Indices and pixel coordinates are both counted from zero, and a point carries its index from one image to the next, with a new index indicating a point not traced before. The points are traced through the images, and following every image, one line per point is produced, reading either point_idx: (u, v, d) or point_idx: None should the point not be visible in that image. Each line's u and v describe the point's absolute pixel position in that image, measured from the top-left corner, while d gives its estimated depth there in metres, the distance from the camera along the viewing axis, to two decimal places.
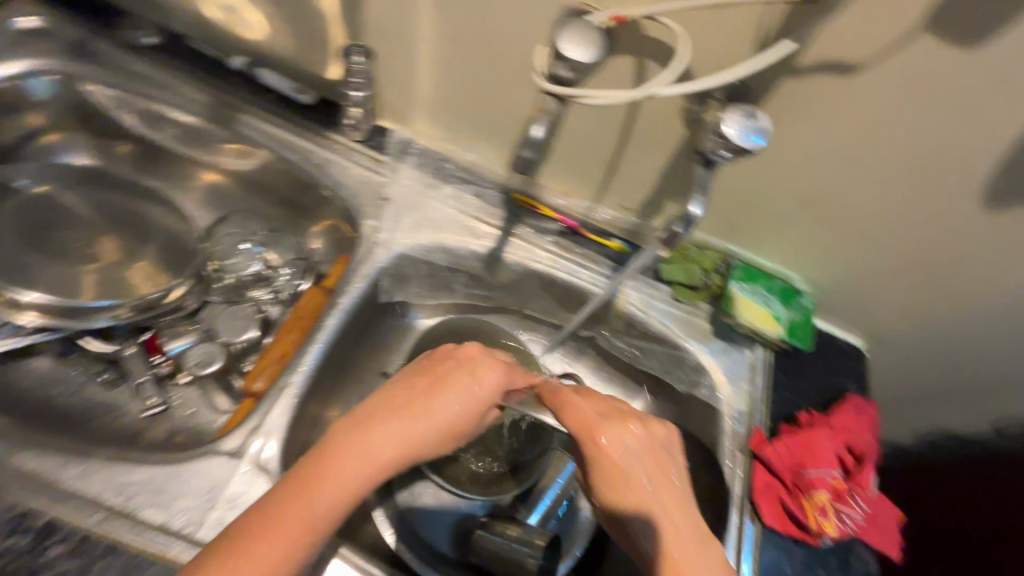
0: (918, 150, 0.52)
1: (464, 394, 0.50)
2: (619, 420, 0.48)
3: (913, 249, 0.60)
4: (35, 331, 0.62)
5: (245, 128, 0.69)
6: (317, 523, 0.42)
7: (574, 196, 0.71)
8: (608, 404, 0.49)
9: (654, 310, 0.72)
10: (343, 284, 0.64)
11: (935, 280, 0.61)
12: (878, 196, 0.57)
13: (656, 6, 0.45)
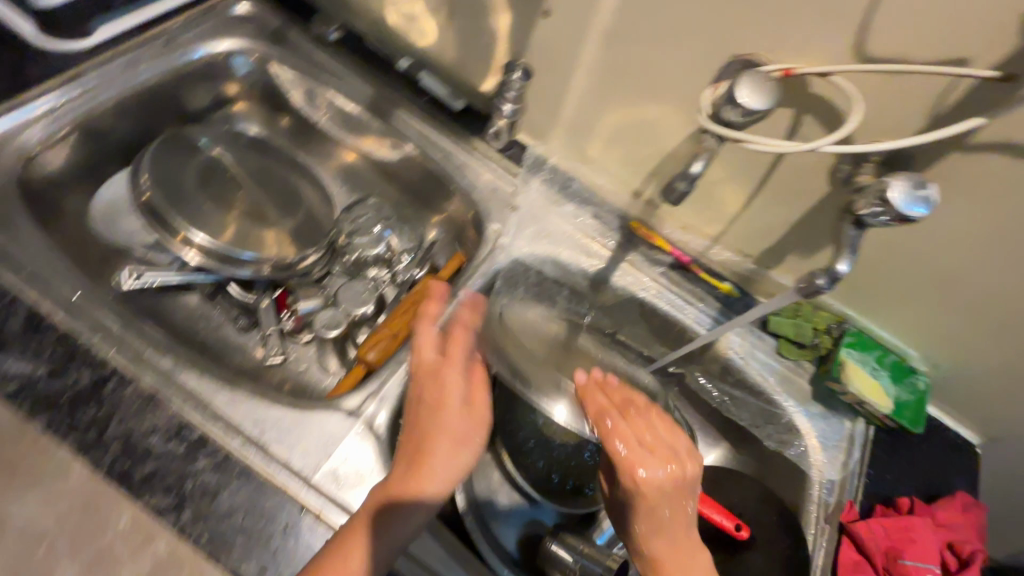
0: None
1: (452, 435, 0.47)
2: (652, 454, 0.48)
3: None
4: (195, 271, 0.71)
5: (399, 123, 0.76)
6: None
7: (691, 232, 0.71)
8: (646, 430, 0.49)
9: (755, 359, 0.71)
10: (463, 277, 0.69)
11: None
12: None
13: (831, 67, 0.46)
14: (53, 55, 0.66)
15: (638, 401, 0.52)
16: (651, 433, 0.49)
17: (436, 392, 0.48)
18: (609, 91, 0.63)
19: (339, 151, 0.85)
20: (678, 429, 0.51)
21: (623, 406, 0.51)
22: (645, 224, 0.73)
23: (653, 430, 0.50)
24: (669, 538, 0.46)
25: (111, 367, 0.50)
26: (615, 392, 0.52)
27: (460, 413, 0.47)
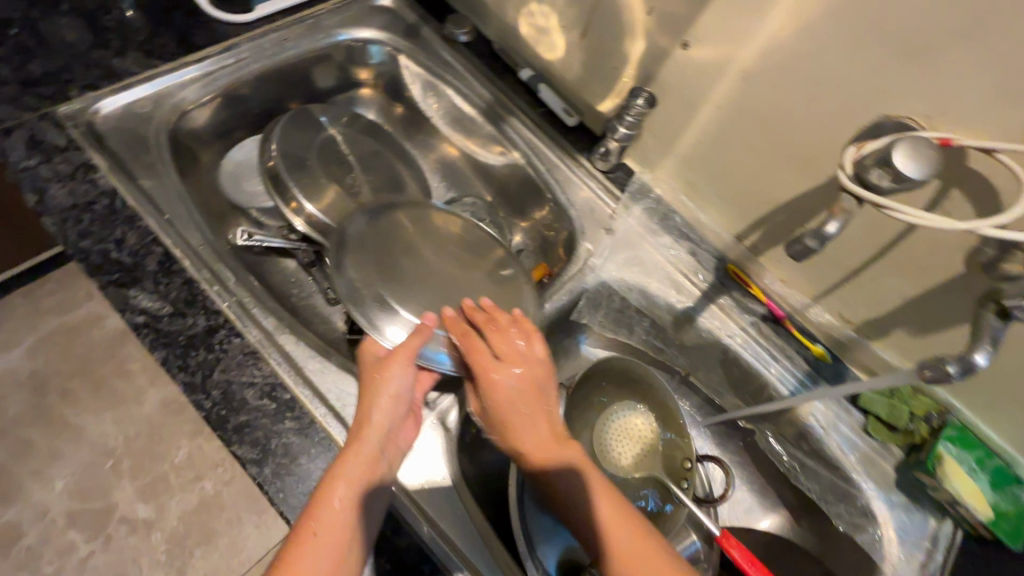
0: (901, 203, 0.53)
1: (385, 391, 0.52)
2: (507, 359, 0.56)
3: None
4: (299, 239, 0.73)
5: (511, 130, 0.78)
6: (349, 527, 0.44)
7: (791, 286, 0.68)
8: (500, 345, 0.56)
9: (836, 432, 0.67)
10: (549, 292, 0.69)
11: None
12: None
13: (1003, 144, 0.42)
14: (219, 26, 0.72)
15: (500, 320, 0.59)
16: (510, 344, 0.57)
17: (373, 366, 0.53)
18: (732, 131, 0.62)
19: (446, 148, 0.88)
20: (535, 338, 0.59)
21: (483, 319, 0.58)
22: (743, 269, 0.70)
23: (507, 342, 0.57)
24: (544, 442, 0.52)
25: (223, 317, 0.53)
26: (480, 316, 0.58)
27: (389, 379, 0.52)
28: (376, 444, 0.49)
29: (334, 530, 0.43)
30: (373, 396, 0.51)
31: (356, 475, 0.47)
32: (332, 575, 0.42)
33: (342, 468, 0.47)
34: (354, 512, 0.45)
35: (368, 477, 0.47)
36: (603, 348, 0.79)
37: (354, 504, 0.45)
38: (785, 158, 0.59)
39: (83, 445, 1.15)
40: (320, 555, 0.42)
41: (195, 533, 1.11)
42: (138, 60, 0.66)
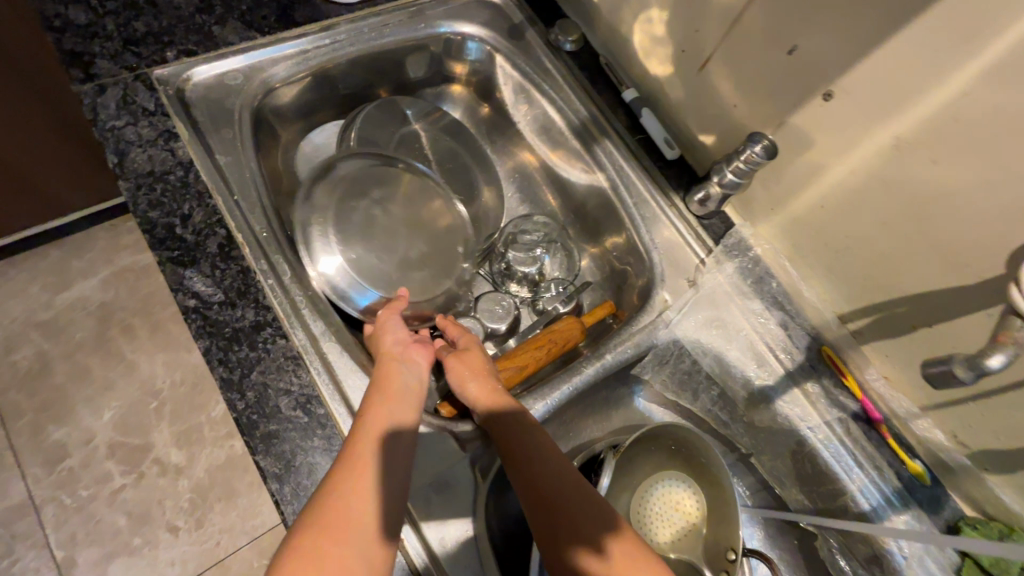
0: (923, 200, 0.48)
1: (394, 335, 0.56)
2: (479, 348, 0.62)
3: None
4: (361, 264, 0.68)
5: (601, 153, 0.72)
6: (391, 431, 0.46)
7: (896, 387, 0.59)
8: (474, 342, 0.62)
9: (920, 567, 0.58)
10: (614, 340, 0.63)
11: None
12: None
13: None
14: (322, 3, 0.70)
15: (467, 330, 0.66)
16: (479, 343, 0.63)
17: (382, 327, 0.57)
18: (865, 203, 0.53)
19: (527, 158, 0.82)
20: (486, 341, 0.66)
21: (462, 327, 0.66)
22: (839, 354, 0.61)
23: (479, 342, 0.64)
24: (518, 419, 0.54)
25: (272, 315, 0.51)
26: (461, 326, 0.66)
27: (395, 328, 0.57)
28: (403, 369, 0.52)
29: (380, 435, 0.45)
30: (382, 340, 0.55)
31: (389, 389, 0.50)
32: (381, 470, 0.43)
33: (378, 389, 0.49)
34: (394, 420, 0.47)
35: (401, 394, 0.50)
36: (657, 404, 0.71)
37: (393, 412, 0.48)
38: (928, 248, 0.49)
39: (133, 382, 1.19)
40: (370, 453, 0.43)
41: (218, 489, 1.13)
42: (238, 29, 0.65)
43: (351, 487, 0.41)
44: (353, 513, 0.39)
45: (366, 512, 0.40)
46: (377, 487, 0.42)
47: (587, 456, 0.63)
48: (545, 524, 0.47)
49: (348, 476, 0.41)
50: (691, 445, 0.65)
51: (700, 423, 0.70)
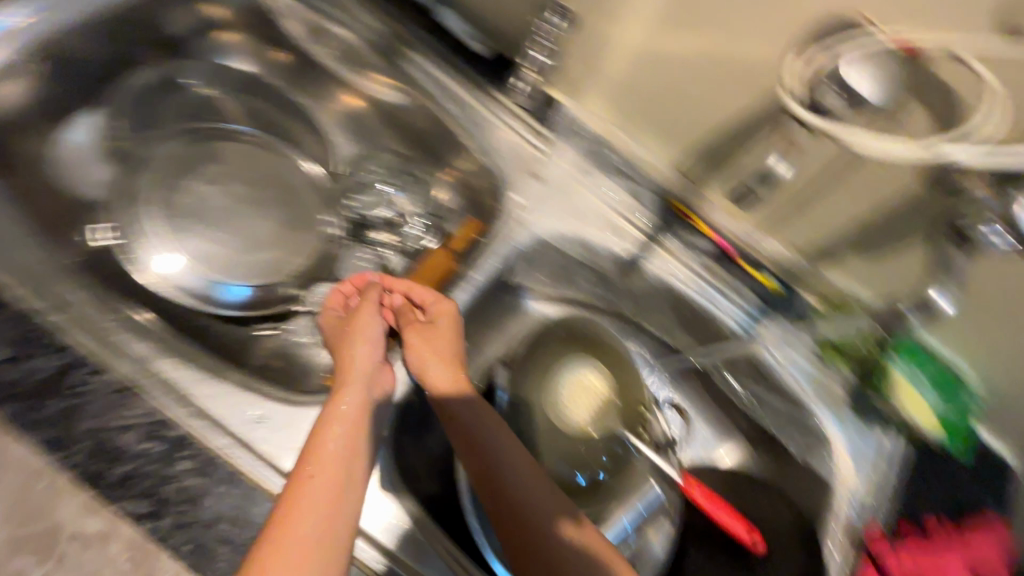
0: (711, 32, 0.50)
1: (361, 343, 0.54)
2: (447, 321, 0.57)
3: None
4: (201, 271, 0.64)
5: (411, 68, 0.66)
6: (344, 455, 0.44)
7: (738, 219, 0.64)
8: (445, 312, 0.57)
9: (791, 364, 0.65)
10: (480, 257, 0.63)
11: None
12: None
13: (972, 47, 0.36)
14: None
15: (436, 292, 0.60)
16: (440, 302, 0.58)
17: (346, 332, 0.55)
18: (666, 50, 0.54)
19: (350, 100, 0.72)
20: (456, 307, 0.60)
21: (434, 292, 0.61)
22: (685, 203, 0.64)
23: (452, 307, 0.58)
24: (484, 414, 0.52)
25: (77, 353, 0.44)
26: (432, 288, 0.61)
27: (362, 333, 0.55)
28: (362, 385, 0.50)
29: (333, 474, 0.42)
30: (347, 349, 0.53)
31: (346, 411, 0.47)
32: (331, 505, 0.40)
33: (325, 421, 0.46)
34: (351, 445, 0.45)
35: (358, 416, 0.47)
36: (546, 304, 0.72)
37: (348, 446, 0.44)
38: (725, 79, 0.51)
39: None
40: (318, 488, 0.41)
41: None
42: None
43: (298, 531, 0.38)
44: (296, 556, 0.36)
45: (310, 554, 0.37)
46: (327, 522, 0.39)
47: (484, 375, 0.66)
48: (517, 536, 0.46)
49: (292, 530, 0.37)
50: (580, 330, 0.71)
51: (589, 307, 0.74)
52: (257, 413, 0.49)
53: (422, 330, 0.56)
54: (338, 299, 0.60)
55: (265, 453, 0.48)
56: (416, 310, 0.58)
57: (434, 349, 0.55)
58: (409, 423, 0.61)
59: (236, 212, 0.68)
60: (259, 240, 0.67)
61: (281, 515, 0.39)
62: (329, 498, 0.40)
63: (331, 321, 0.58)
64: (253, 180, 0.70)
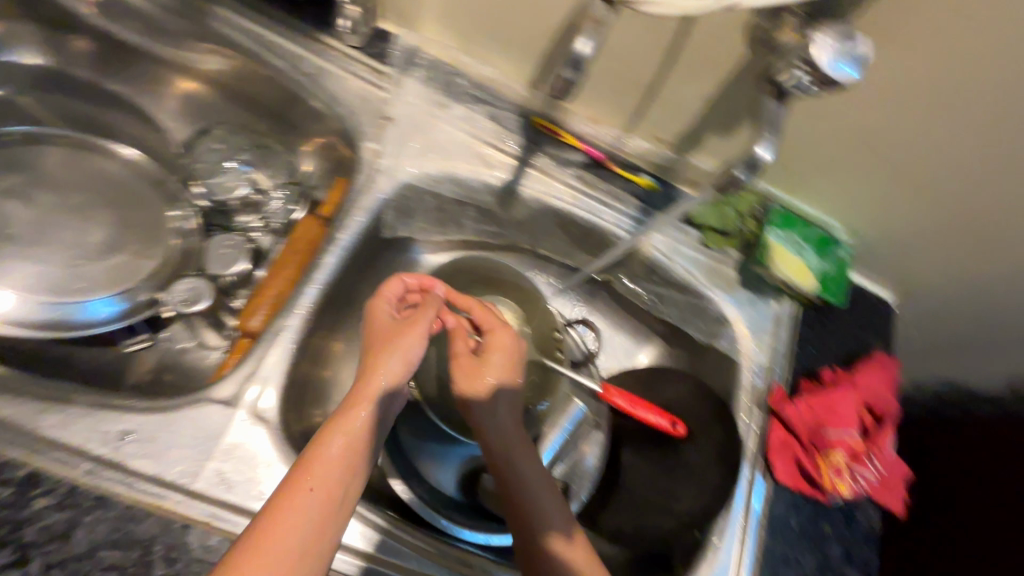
0: None
1: (398, 354, 0.49)
2: (506, 363, 0.54)
3: (961, 209, 0.56)
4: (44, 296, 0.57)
5: (221, 26, 0.59)
6: (344, 470, 0.42)
7: (602, 123, 0.63)
8: (508, 352, 0.55)
9: (680, 256, 0.66)
10: (341, 217, 0.58)
11: (978, 224, 0.57)
12: (945, 125, 0.50)
13: None
14: None
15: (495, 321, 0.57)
16: (503, 346, 0.55)
17: (381, 337, 0.50)
18: None
19: (177, 81, 0.67)
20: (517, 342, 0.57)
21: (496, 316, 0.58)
22: (547, 118, 0.63)
23: (516, 347, 0.56)
24: (520, 450, 0.52)
25: None
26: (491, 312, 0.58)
27: (404, 346, 0.50)
28: (383, 395, 0.47)
29: (333, 484, 0.41)
30: (382, 355, 0.49)
31: (356, 421, 0.44)
32: (322, 524, 0.39)
33: (333, 429, 0.43)
34: (356, 460, 0.43)
35: (371, 429, 0.45)
36: (440, 254, 0.71)
37: (355, 456, 0.43)
38: None
39: None
40: (310, 506, 0.39)
41: None
42: None
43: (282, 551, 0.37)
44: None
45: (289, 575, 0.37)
46: (313, 542, 0.38)
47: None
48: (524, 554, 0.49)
49: (276, 548, 0.37)
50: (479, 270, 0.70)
51: (482, 246, 0.72)
52: (121, 427, 0.44)
53: (483, 362, 0.54)
54: (399, 291, 0.54)
55: (143, 467, 0.44)
56: (463, 335, 0.56)
57: (484, 381, 0.53)
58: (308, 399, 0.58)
59: (61, 221, 0.60)
60: (99, 245, 0.60)
61: (268, 527, 0.38)
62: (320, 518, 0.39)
63: (387, 316, 0.52)
64: (76, 183, 0.62)
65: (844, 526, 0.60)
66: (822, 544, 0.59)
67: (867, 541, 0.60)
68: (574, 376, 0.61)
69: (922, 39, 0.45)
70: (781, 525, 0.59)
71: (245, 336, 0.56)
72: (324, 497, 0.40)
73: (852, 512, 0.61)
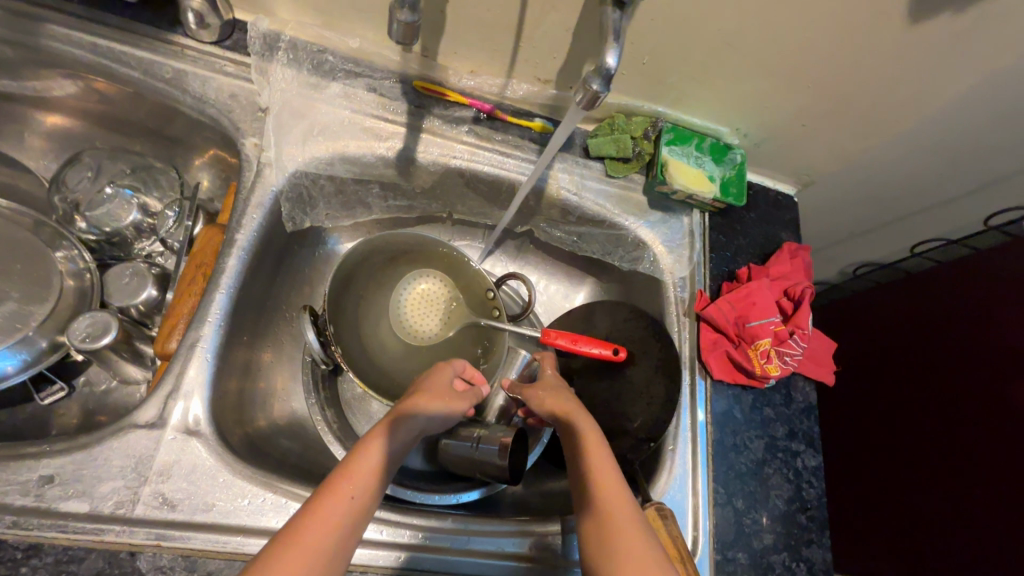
0: None
1: (437, 400, 0.53)
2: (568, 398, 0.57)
3: (829, 86, 0.59)
4: None
5: (57, 47, 0.55)
6: (375, 486, 0.45)
7: (482, 74, 0.62)
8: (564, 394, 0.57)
9: (587, 191, 0.68)
10: (237, 217, 0.56)
11: (845, 93, 0.60)
12: (793, 13, 0.50)
13: None
14: None
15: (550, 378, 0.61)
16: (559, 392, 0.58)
17: (427, 386, 0.54)
18: None
19: (40, 118, 0.64)
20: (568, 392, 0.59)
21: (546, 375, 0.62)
22: (428, 80, 0.62)
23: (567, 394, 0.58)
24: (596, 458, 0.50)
25: None
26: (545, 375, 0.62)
27: (443, 396, 0.54)
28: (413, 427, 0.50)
29: (368, 493, 0.44)
30: (425, 398, 0.52)
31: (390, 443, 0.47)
32: (353, 534, 0.42)
33: (367, 448, 0.46)
34: (383, 479, 0.46)
35: (397, 457, 0.48)
36: (354, 239, 0.72)
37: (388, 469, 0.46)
38: None
39: None
40: (343, 515, 0.41)
41: None
42: None
43: (315, 553, 0.39)
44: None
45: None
46: (341, 548, 0.41)
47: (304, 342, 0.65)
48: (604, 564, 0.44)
49: (313, 550, 0.39)
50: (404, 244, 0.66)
51: (398, 220, 0.73)
52: (42, 473, 0.44)
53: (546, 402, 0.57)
54: (462, 367, 0.60)
55: (75, 507, 0.43)
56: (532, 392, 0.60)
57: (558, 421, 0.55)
58: (247, 407, 0.58)
59: None
60: None
61: (302, 529, 0.40)
62: (352, 528, 0.42)
63: (446, 376, 0.56)
64: None
65: (783, 405, 0.64)
66: (766, 427, 0.63)
67: (807, 413, 0.65)
68: (513, 329, 0.63)
69: None
70: (725, 418, 0.63)
71: (165, 360, 0.54)
72: (356, 509, 0.42)
73: (789, 390, 0.65)
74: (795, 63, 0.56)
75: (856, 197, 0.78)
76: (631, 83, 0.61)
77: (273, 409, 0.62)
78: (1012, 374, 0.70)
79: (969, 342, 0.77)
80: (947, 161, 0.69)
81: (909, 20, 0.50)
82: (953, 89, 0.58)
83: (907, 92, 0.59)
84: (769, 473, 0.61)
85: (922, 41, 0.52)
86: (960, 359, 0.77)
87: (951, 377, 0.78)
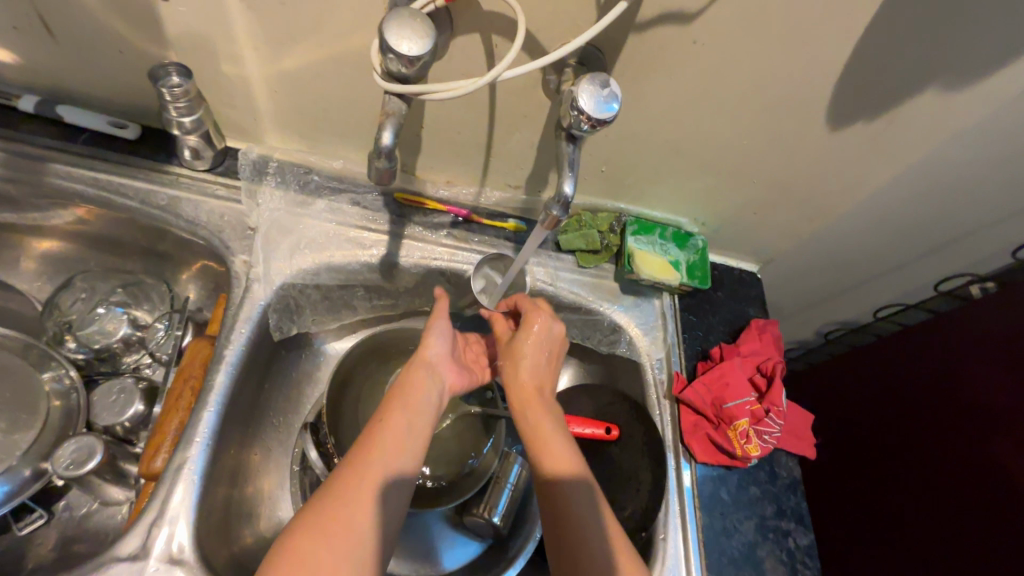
0: (318, 41, 0.49)
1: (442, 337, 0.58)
2: (544, 362, 0.58)
3: (771, 182, 0.65)
4: None
5: (62, 184, 0.59)
6: (408, 416, 0.50)
7: (457, 184, 0.68)
8: (540, 356, 0.58)
9: (562, 281, 0.71)
10: (226, 332, 0.58)
11: (786, 186, 0.66)
12: (727, 128, 0.57)
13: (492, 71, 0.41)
14: None
15: (533, 326, 0.58)
16: (538, 353, 0.58)
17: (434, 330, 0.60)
18: (298, 79, 0.54)
19: (37, 245, 0.67)
20: (549, 351, 0.59)
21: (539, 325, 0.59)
22: (408, 191, 0.67)
23: (545, 355, 0.58)
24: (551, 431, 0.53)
25: None
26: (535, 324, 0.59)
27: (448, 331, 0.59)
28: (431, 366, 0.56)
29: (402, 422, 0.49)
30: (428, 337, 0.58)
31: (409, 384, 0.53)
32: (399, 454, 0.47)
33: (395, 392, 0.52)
34: (416, 409, 0.51)
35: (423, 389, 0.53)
36: (342, 339, 0.74)
37: (413, 402, 0.51)
38: (359, 75, 0.52)
39: None
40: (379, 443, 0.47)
41: None
42: None
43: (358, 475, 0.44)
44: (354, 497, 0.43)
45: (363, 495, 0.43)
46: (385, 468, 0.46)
47: (294, 445, 0.66)
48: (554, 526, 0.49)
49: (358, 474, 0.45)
50: (393, 342, 0.69)
51: (383, 318, 0.75)
52: None
53: (522, 362, 0.57)
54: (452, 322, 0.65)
55: None
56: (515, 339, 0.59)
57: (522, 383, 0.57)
58: (233, 521, 0.57)
59: None
60: None
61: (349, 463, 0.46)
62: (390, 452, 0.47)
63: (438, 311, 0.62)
64: None
65: (769, 482, 0.65)
66: (754, 506, 0.64)
67: (793, 489, 0.65)
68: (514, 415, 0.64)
69: (689, 70, 0.50)
70: (713, 501, 0.63)
71: (150, 479, 0.53)
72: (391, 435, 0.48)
73: (773, 466, 0.66)
74: (736, 165, 0.62)
75: (812, 268, 0.83)
76: (593, 186, 0.67)
77: (260, 521, 0.61)
78: (987, 435, 0.72)
79: (941, 403, 0.79)
80: (887, 235, 0.75)
81: (830, 129, 0.57)
82: (879, 179, 0.64)
83: (840, 184, 0.65)
84: (762, 555, 0.61)
85: (844, 143, 0.59)
86: (936, 420, 0.79)
87: (929, 438, 0.80)
